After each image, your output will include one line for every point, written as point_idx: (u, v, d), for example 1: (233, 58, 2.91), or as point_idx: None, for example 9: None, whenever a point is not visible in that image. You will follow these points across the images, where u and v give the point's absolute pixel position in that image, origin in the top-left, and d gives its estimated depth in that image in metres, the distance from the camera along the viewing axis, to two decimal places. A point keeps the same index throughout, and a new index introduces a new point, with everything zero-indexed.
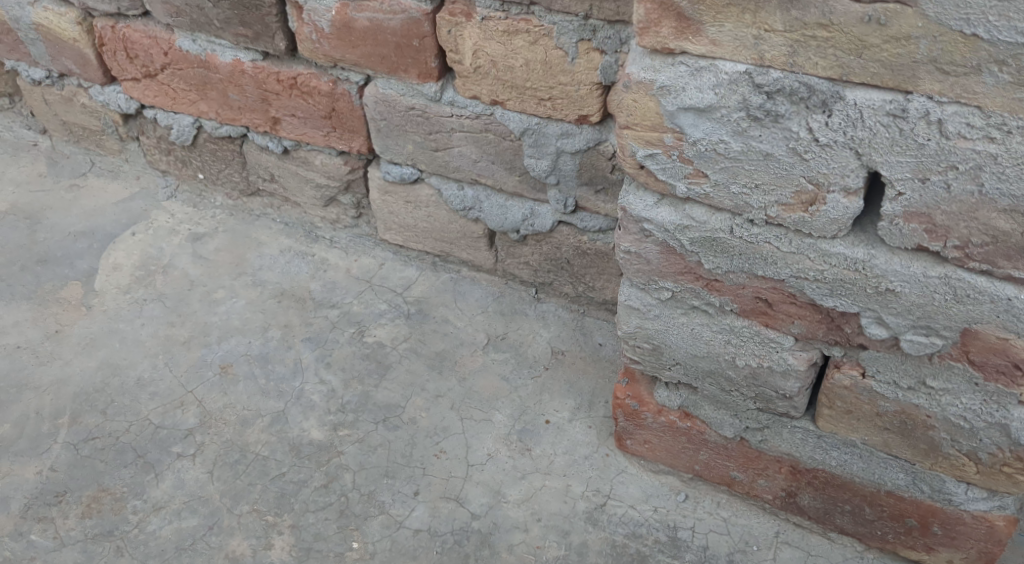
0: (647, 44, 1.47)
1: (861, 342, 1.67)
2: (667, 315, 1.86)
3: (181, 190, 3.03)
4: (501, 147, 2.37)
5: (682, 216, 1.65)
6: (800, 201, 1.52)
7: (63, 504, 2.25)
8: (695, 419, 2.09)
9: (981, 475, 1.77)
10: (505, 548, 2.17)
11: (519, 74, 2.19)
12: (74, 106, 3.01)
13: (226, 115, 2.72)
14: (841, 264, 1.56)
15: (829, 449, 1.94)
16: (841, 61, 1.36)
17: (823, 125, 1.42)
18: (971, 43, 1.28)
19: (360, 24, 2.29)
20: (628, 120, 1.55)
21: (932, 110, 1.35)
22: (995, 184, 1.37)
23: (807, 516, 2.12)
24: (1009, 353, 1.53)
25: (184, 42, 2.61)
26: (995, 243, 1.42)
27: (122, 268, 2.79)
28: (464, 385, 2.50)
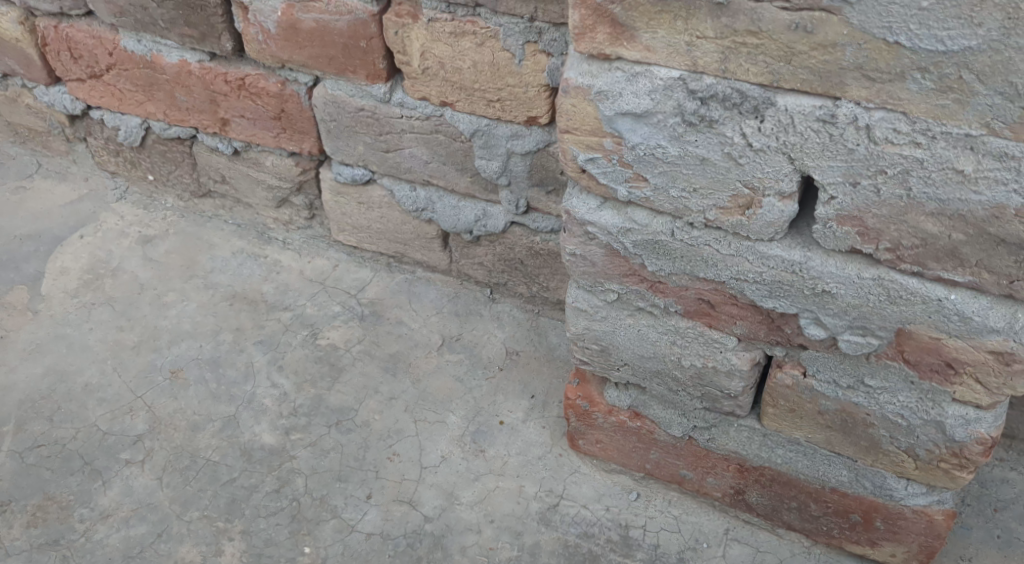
0: (583, 50, 1.47)
1: (802, 342, 1.69)
2: (614, 316, 1.88)
3: (131, 191, 3.00)
4: (451, 148, 2.37)
5: (624, 219, 1.67)
6: (737, 205, 1.54)
7: (7, 514, 2.22)
8: (644, 419, 2.11)
9: (920, 471, 1.80)
10: (457, 549, 2.17)
11: (466, 75, 2.20)
12: (20, 107, 2.97)
13: (174, 116, 2.69)
14: (779, 267, 1.58)
15: (775, 447, 1.97)
16: (771, 68, 1.38)
17: (756, 130, 1.44)
18: (894, 50, 1.30)
19: (306, 25, 2.27)
20: (567, 124, 1.56)
21: (860, 116, 1.37)
22: (923, 188, 1.39)
23: (756, 512, 2.14)
24: (941, 352, 1.56)
25: (129, 43, 2.58)
26: (925, 245, 1.45)
27: (70, 272, 2.76)
28: (417, 387, 2.50)
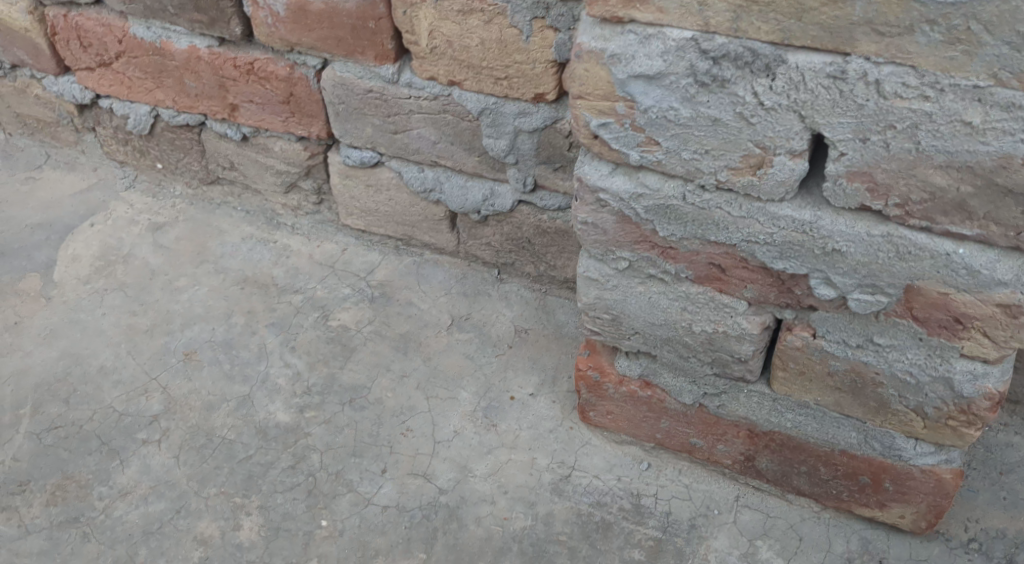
0: (597, 13, 1.51)
1: (812, 303, 1.73)
2: (625, 284, 1.91)
3: (139, 180, 3.03)
4: (459, 128, 2.41)
5: (636, 184, 1.70)
6: (748, 165, 1.57)
7: (27, 493, 2.25)
8: (655, 388, 2.15)
9: (928, 429, 1.84)
10: (473, 520, 2.21)
11: (474, 53, 2.23)
12: (29, 98, 3.00)
13: (183, 103, 2.72)
14: (789, 227, 1.62)
15: (785, 412, 2.00)
16: (782, 26, 1.42)
17: (767, 88, 1.47)
18: (903, 4, 1.34)
19: (316, 7, 2.30)
20: (581, 90, 1.60)
21: (869, 71, 1.40)
22: (931, 141, 1.43)
23: (766, 479, 2.18)
24: (950, 307, 1.59)
25: (138, 29, 2.61)
26: (933, 199, 1.49)
27: (81, 259, 2.79)
28: (429, 365, 2.53)
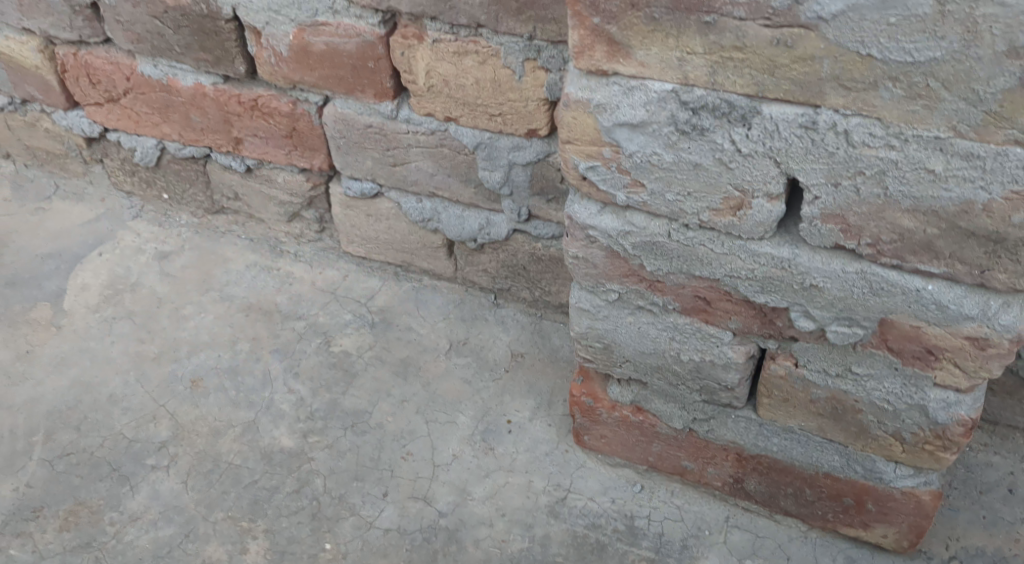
0: (582, 67, 1.59)
1: (793, 334, 1.81)
2: (615, 315, 1.99)
3: (146, 209, 3.11)
4: (456, 161, 2.49)
5: (623, 223, 1.78)
6: (728, 206, 1.65)
7: (40, 519, 2.33)
8: (646, 413, 2.22)
9: (907, 454, 1.91)
10: (471, 542, 2.28)
11: (469, 92, 2.31)
12: (39, 131, 3.09)
13: (189, 137, 2.81)
14: (769, 264, 1.70)
15: (771, 436, 2.08)
16: (756, 80, 1.49)
17: (744, 137, 1.55)
18: (867, 62, 1.41)
19: (316, 48, 2.39)
20: (569, 136, 1.68)
21: (839, 122, 1.48)
22: (899, 186, 1.51)
23: (755, 500, 2.25)
24: (922, 339, 1.67)
25: (146, 67, 2.69)
26: (902, 240, 1.56)
27: (91, 288, 2.87)
28: (428, 390, 2.61)
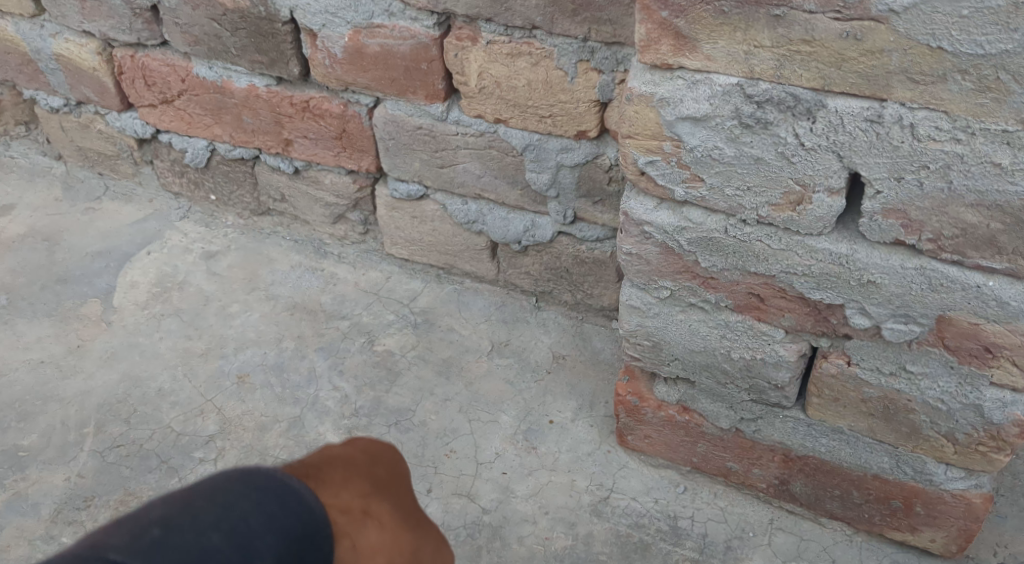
0: (647, 61, 1.62)
1: (847, 331, 1.82)
2: (666, 313, 2.01)
3: (193, 211, 3.17)
4: (504, 163, 2.52)
5: (680, 218, 1.81)
6: (788, 201, 1.68)
7: (92, 508, 2.36)
8: (693, 413, 2.24)
9: (959, 455, 1.91)
10: (515, 539, 2.29)
11: (521, 93, 2.35)
12: (91, 132, 3.15)
13: (240, 138, 2.86)
14: (827, 260, 1.72)
15: (819, 437, 2.08)
16: (823, 73, 1.52)
17: (808, 131, 1.58)
18: (937, 55, 1.44)
19: (371, 49, 2.43)
20: (630, 130, 1.71)
21: (905, 115, 1.51)
22: (963, 180, 1.53)
23: (800, 502, 2.26)
24: (980, 337, 1.68)
25: (201, 69, 2.75)
26: (965, 234, 1.58)
27: (139, 286, 2.91)
28: (471, 390, 2.63)
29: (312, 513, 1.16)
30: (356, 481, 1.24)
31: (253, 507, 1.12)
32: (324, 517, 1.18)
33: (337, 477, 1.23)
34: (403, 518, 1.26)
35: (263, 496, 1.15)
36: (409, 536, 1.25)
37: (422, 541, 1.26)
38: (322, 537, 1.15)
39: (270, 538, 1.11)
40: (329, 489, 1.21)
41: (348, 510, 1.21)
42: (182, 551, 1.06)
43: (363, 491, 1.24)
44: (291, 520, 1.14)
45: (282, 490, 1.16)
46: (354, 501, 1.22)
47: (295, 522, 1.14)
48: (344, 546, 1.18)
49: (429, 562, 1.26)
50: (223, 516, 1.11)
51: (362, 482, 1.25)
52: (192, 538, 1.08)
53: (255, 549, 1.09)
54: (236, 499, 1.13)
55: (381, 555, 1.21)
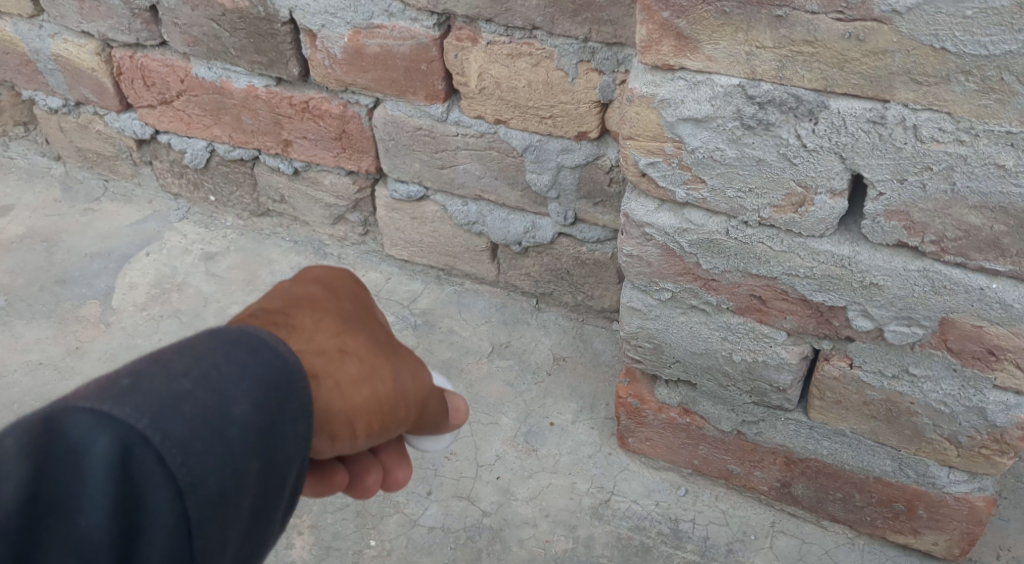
0: (648, 61, 1.61)
1: (849, 334, 1.81)
2: (667, 315, 1.99)
3: (193, 212, 3.16)
4: (504, 164, 2.51)
5: (681, 220, 1.80)
6: (790, 203, 1.67)
7: None
8: (694, 415, 2.23)
9: (962, 458, 1.90)
10: (516, 542, 2.28)
11: (521, 94, 2.33)
12: (90, 133, 3.14)
13: (239, 138, 2.85)
14: (829, 261, 1.71)
15: (821, 439, 2.07)
16: (826, 74, 1.51)
17: (810, 132, 1.57)
18: (940, 56, 1.43)
19: (371, 50, 2.42)
20: (631, 131, 1.70)
21: (907, 117, 1.50)
22: (967, 182, 1.52)
23: (802, 505, 2.24)
24: (984, 339, 1.67)
25: (200, 69, 2.74)
26: (968, 236, 1.57)
27: (138, 287, 2.90)
28: (471, 392, 2.62)
29: (285, 358, 1.19)
30: (331, 320, 1.26)
31: (223, 357, 1.15)
32: (298, 359, 1.20)
33: (310, 321, 1.25)
34: (380, 348, 1.27)
35: (233, 344, 1.17)
36: (389, 364, 1.26)
37: (405, 368, 1.27)
38: (297, 378, 1.18)
39: (246, 386, 1.15)
40: (304, 331, 1.24)
41: (326, 347, 1.23)
42: (154, 393, 1.09)
43: (338, 328, 1.26)
44: (265, 368, 1.17)
45: (250, 339, 1.18)
46: (331, 339, 1.24)
47: (269, 369, 1.17)
48: (324, 384, 1.21)
49: (413, 388, 1.27)
50: (193, 362, 1.14)
51: (335, 318, 1.27)
52: (163, 382, 1.11)
53: (231, 395, 1.14)
54: (207, 349, 1.15)
55: (364, 385, 1.23)
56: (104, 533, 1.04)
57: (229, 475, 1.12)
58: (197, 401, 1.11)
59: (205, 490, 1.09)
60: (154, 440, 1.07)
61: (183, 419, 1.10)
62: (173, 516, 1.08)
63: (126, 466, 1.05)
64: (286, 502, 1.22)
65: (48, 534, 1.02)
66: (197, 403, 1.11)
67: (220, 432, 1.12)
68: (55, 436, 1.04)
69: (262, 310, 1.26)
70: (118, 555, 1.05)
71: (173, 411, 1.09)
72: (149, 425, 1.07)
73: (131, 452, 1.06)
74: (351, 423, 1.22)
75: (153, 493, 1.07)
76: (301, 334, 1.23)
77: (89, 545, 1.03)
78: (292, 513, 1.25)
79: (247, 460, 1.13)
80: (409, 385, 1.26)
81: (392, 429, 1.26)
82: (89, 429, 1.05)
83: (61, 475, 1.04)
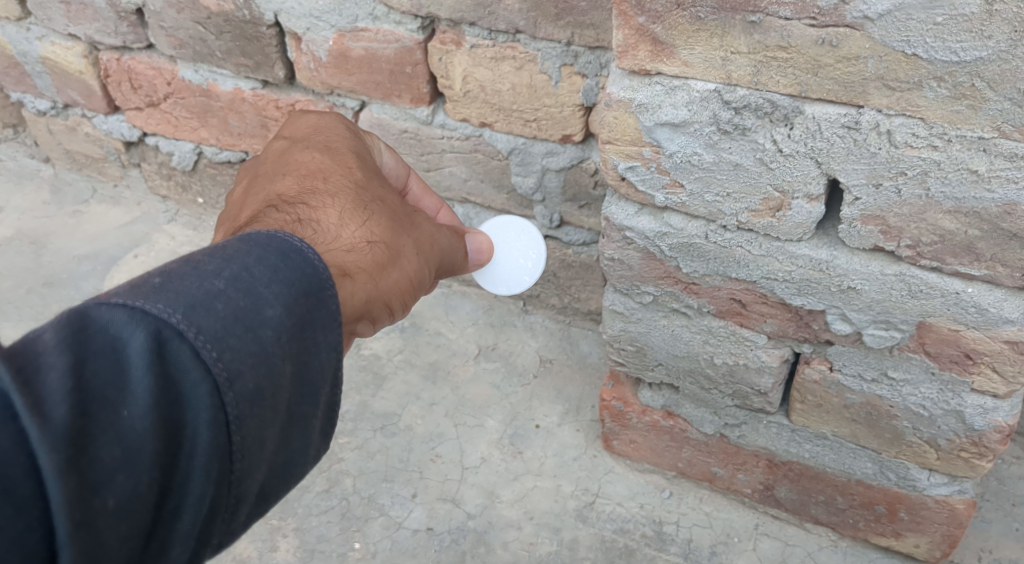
0: (625, 66, 1.62)
1: (828, 337, 1.82)
2: (649, 318, 2.00)
3: (181, 214, 3.16)
4: (489, 167, 2.51)
5: (661, 224, 1.80)
6: (768, 207, 1.68)
7: None
8: (677, 417, 2.23)
9: (941, 461, 1.91)
10: (500, 545, 2.28)
11: (506, 97, 2.34)
12: (79, 135, 3.15)
13: (226, 141, 2.86)
14: (807, 265, 1.71)
15: (803, 442, 2.08)
16: (800, 80, 1.52)
17: (785, 137, 1.58)
18: (912, 62, 1.44)
19: (356, 53, 2.42)
20: (609, 136, 1.71)
21: (882, 122, 1.50)
22: (940, 188, 1.53)
23: (784, 507, 2.25)
24: (960, 343, 1.68)
25: (186, 72, 2.74)
26: (943, 241, 1.58)
27: None
28: (457, 394, 2.62)
29: (309, 259, 1.36)
30: (347, 208, 1.53)
31: (254, 260, 1.33)
32: (335, 261, 1.44)
33: (331, 214, 1.51)
34: (394, 240, 1.56)
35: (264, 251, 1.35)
36: (405, 255, 1.57)
37: (412, 243, 1.59)
38: (325, 279, 1.36)
39: (276, 286, 1.32)
40: (326, 225, 1.48)
41: (349, 236, 1.49)
42: (188, 293, 1.26)
43: (356, 215, 1.53)
44: (294, 272, 1.34)
45: (278, 243, 1.36)
46: (353, 228, 1.51)
47: (297, 272, 1.34)
48: (360, 279, 1.47)
49: (423, 266, 1.61)
50: (224, 266, 1.31)
51: (350, 206, 1.54)
52: (196, 284, 1.27)
53: (263, 299, 1.30)
54: (236, 254, 1.33)
55: (392, 275, 1.53)
56: (144, 424, 1.18)
57: (263, 373, 1.28)
58: (230, 301, 1.28)
59: (239, 385, 1.26)
60: (189, 335, 1.23)
61: (217, 318, 1.26)
62: (213, 408, 1.23)
63: (164, 357, 1.21)
64: (321, 410, 1.40)
65: (96, 424, 1.16)
66: (229, 302, 1.28)
67: (253, 331, 1.28)
68: (99, 334, 1.20)
69: (289, 199, 1.53)
70: (161, 443, 1.19)
71: (208, 309, 1.26)
72: (185, 320, 1.24)
73: (169, 345, 1.22)
74: (389, 306, 1.55)
75: (191, 385, 1.22)
76: (323, 224, 1.48)
77: (132, 433, 1.17)
78: (326, 423, 1.43)
79: (279, 359, 1.30)
80: (415, 265, 1.58)
81: (413, 301, 1.60)
82: (125, 325, 1.20)
83: (103, 366, 1.18)
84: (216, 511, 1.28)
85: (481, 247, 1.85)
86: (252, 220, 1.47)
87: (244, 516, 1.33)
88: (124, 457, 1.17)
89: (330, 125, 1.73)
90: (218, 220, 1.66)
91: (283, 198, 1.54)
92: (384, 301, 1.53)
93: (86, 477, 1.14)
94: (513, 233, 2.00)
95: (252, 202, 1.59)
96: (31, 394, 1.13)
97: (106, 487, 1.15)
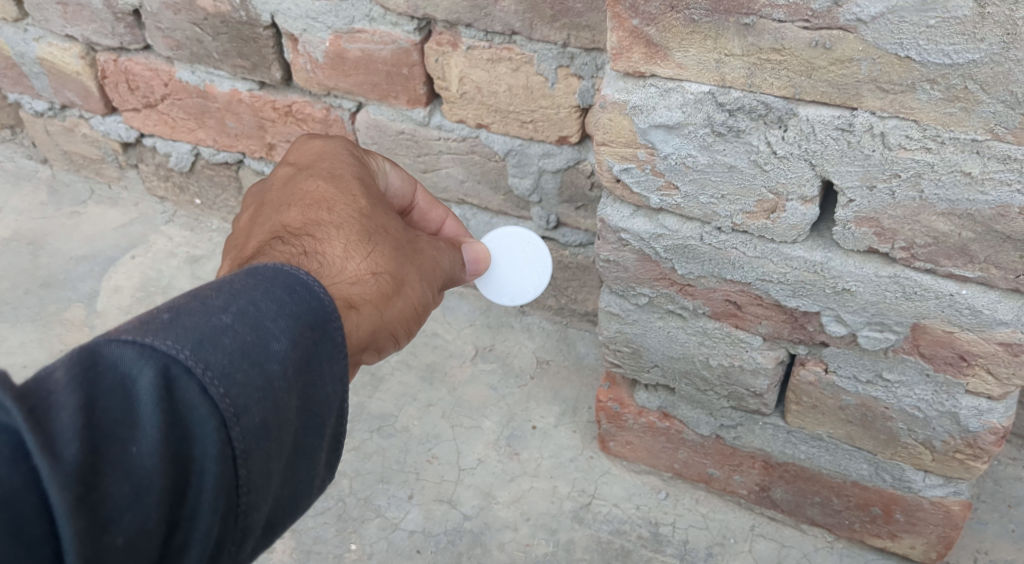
0: (620, 68, 1.62)
1: (823, 339, 1.82)
2: (644, 319, 2.00)
3: (178, 215, 3.16)
4: (486, 168, 2.51)
5: (656, 225, 1.80)
6: (762, 209, 1.68)
7: None
8: (673, 419, 2.23)
9: (936, 463, 1.91)
10: (496, 546, 2.28)
11: (502, 99, 2.34)
12: (76, 136, 3.15)
13: (223, 142, 2.86)
14: (801, 267, 1.72)
15: (798, 444, 2.08)
16: (794, 82, 1.52)
17: (779, 139, 1.58)
18: (906, 64, 1.44)
19: (353, 54, 2.43)
20: (604, 137, 1.71)
21: (875, 124, 1.50)
22: (934, 190, 1.53)
23: (780, 509, 2.25)
24: (954, 345, 1.68)
25: (183, 73, 2.74)
26: (937, 243, 1.58)
27: (123, 289, 2.90)
28: (453, 395, 2.62)
29: (315, 292, 1.36)
30: (352, 239, 1.53)
31: (260, 294, 1.33)
32: (340, 295, 1.45)
33: (336, 247, 1.50)
34: (398, 272, 1.56)
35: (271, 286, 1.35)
36: (409, 286, 1.58)
37: (416, 272, 1.60)
38: (331, 311, 1.37)
39: (282, 321, 1.32)
40: (332, 259, 1.48)
41: (354, 269, 1.50)
42: (196, 328, 1.26)
43: (361, 246, 1.53)
44: (300, 306, 1.34)
45: (284, 277, 1.36)
46: (358, 260, 1.51)
47: (303, 306, 1.35)
48: (365, 311, 1.48)
49: (426, 294, 1.62)
50: (232, 300, 1.31)
51: (355, 236, 1.53)
52: (203, 318, 1.28)
53: (269, 333, 1.31)
54: (244, 289, 1.33)
55: (396, 306, 1.54)
56: (152, 460, 1.18)
57: (270, 407, 1.28)
58: (237, 335, 1.28)
59: (246, 419, 1.26)
60: (197, 371, 1.23)
61: (225, 353, 1.26)
62: (220, 443, 1.23)
63: (172, 394, 1.21)
64: (327, 441, 1.40)
65: (105, 461, 1.16)
66: (236, 336, 1.28)
67: (260, 364, 1.28)
68: (108, 371, 1.20)
69: (294, 230, 1.53)
70: (170, 480, 1.19)
71: (215, 344, 1.26)
72: (193, 356, 1.24)
73: (177, 381, 1.22)
74: (394, 335, 1.56)
75: (199, 420, 1.22)
76: (328, 256, 1.48)
77: (140, 470, 1.17)
78: (332, 454, 1.42)
79: (285, 393, 1.30)
80: (418, 294, 1.59)
81: (418, 326, 1.62)
82: (134, 363, 1.20)
83: (112, 404, 1.18)
84: (222, 544, 1.28)
85: (478, 257, 1.85)
86: (259, 253, 1.46)
87: (250, 547, 1.33)
88: (133, 495, 1.17)
89: (335, 151, 1.72)
90: (223, 247, 1.65)
91: (287, 230, 1.53)
92: (390, 329, 1.54)
93: (96, 514, 1.15)
94: (518, 245, 2.00)
95: (257, 231, 1.58)
96: (41, 433, 1.13)
97: (115, 524, 1.16)
